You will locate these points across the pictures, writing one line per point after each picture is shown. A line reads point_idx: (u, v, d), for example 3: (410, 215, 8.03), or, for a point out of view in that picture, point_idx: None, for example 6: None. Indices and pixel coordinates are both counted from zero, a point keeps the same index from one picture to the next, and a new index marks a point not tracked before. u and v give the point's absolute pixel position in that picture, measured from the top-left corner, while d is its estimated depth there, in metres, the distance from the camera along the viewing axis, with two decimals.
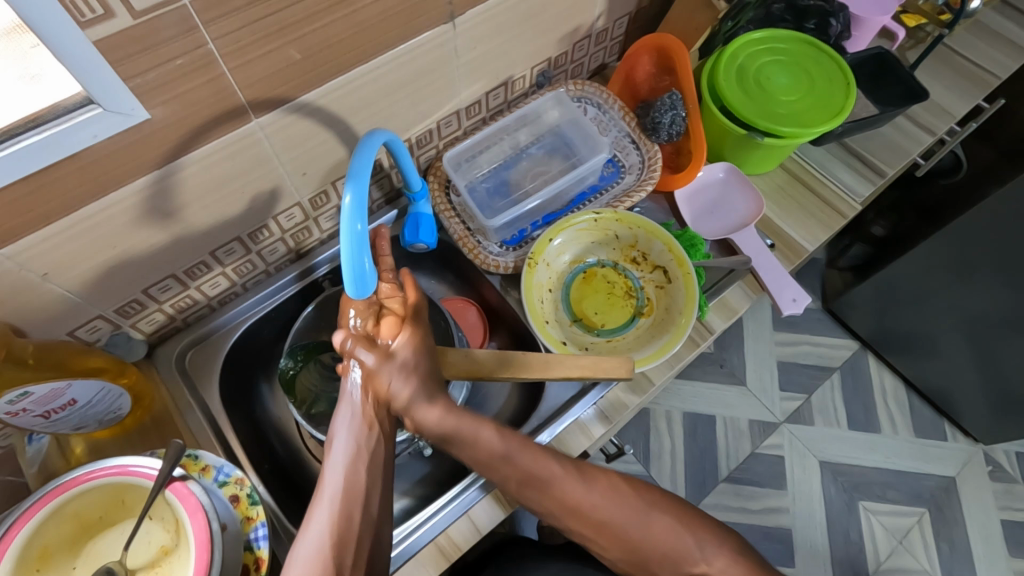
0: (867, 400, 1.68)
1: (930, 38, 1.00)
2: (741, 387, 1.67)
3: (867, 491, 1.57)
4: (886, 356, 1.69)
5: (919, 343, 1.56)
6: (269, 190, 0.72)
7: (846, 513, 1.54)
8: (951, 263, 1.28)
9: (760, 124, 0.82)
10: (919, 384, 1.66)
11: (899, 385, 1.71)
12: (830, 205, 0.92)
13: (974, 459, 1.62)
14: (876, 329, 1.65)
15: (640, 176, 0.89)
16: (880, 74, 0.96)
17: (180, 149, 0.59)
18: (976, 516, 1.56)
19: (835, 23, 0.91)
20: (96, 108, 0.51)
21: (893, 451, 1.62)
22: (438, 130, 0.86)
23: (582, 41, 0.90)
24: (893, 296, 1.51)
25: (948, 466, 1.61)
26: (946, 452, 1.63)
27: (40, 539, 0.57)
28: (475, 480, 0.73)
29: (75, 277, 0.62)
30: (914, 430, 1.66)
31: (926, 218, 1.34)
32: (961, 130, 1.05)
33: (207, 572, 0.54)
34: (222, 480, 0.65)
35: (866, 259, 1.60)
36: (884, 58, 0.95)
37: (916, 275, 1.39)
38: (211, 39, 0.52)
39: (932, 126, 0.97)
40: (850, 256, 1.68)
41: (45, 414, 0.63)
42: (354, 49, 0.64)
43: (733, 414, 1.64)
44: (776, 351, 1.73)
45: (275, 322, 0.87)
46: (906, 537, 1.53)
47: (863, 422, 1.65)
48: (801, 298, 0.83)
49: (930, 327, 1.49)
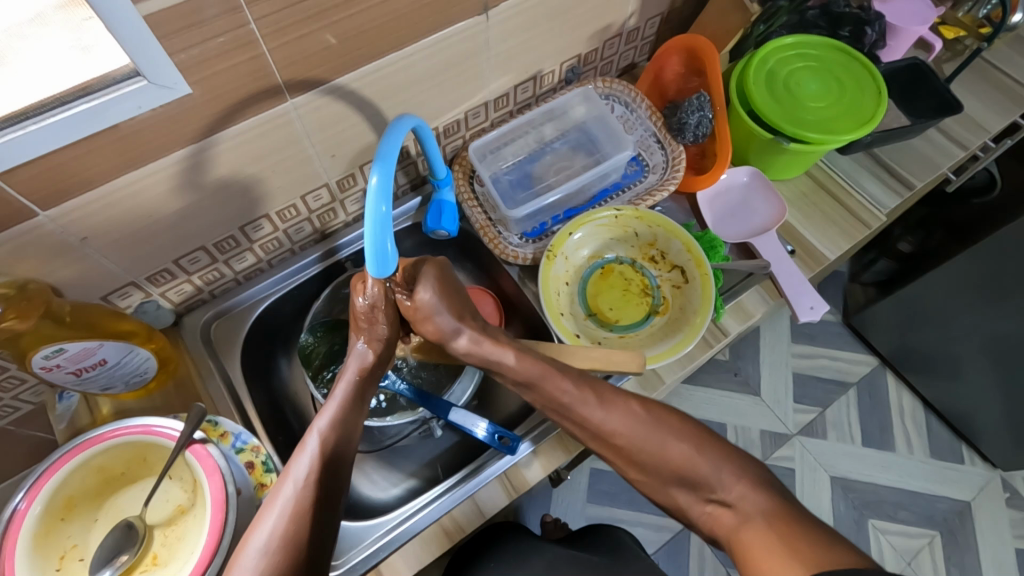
0: (883, 417, 1.66)
1: (968, 52, 0.98)
2: (754, 397, 1.66)
3: (877, 509, 1.55)
4: (905, 374, 1.66)
5: (941, 363, 1.53)
6: (299, 169, 0.74)
7: (854, 530, 1.52)
8: (979, 282, 1.26)
9: (787, 129, 0.81)
10: (938, 405, 1.63)
11: (918, 404, 1.68)
12: (855, 215, 0.91)
13: (991, 485, 1.59)
14: (897, 346, 1.62)
15: (663, 175, 0.90)
16: (914, 85, 0.94)
17: (217, 125, 0.61)
18: (990, 542, 1.53)
19: (871, 32, 0.91)
20: (141, 81, 0.53)
21: (907, 471, 1.60)
22: (466, 121, 0.87)
23: (613, 39, 0.91)
24: (916, 313, 1.49)
25: (964, 490, 1.58)
26: (962, 476, 1.60)
27: (66, 489, 0.60)
28: (482, 464, 0.74)
29: (112, 243, 0.65)
30: (930, 451, 1.63)
31: (954, 235, 1.32)
32: (995, 146, 1.03)
33: (221, 531, 0.57)
34: (239, 447, 0.67)
35: (890, 275, 1.57)
36: (920, 69, 0.94)
37: (940, 293, 1.37)
38: (253, 20, 0.54)
39: (965, 140, 0.95)
40: (873, 271, 1.65)
41: (76, 372, 0.65)
42: (389, 36, 0.65)
43: (745, 422, 1.63)
44: (793, 362, 1.71)
45: (297, 299, 0.89)
46: (915, 559, 1.51)
47: (877, 440, 1.63)
48: (818, 307, 0.82)
49: (953, 347, 1.46)
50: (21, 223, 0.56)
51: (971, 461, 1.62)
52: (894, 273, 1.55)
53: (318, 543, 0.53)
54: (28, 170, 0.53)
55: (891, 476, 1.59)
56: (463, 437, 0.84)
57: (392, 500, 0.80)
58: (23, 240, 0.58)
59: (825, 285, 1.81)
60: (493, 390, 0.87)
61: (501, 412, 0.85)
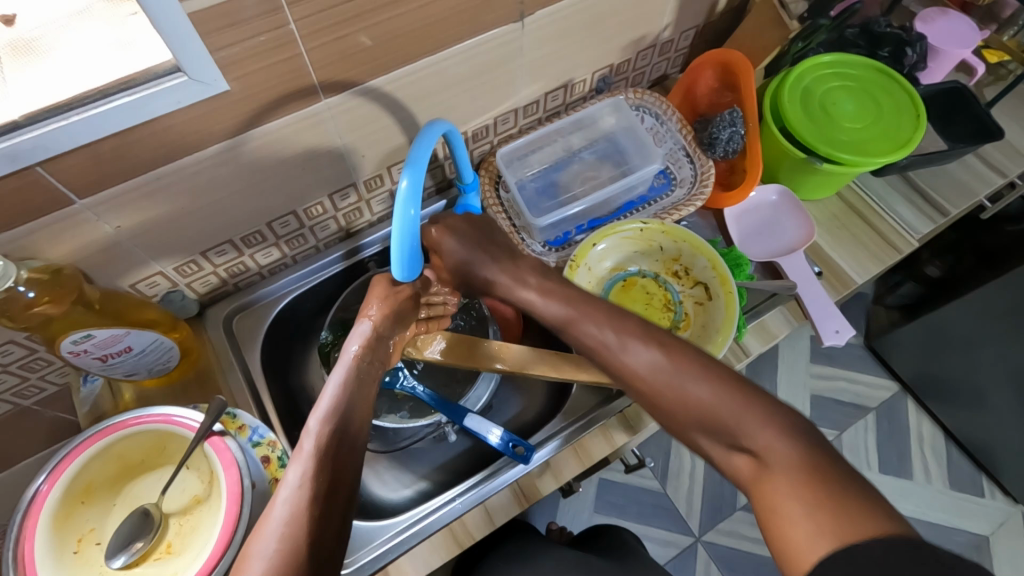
0: (902, 444, 1.62)
1: (1011, 77, 0.96)
2: None
3: None
4: (927, 401, 1.62)
5: (965, 393, 1.49)
6: (328, 168, 0.75)
7: None
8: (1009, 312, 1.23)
9: (820, 148, 0.80)
10: (960, 435, 1.59)
11: (938, 433, 1.64)
12: (886, 239, 0.89)
13: (1011, 520, 1.55)
14: (920, 373, 1.59)
15: (691, 189, 0.89)
16: (954, 109, 0.92)
17: (251, 121, 0.62)
18: None
19: (912, 53, 0.88)
20: (182, 76, 0.53)
21: (924, 501, 1.56)
22: (495, 127, 0.87)
23: (646, 50, 0.90)
24: (941, 340, 1.45)
25: (982, 524, 1.54)
26: (981, 509, 1.56)
27: (85, 474, 0.61)
28: (497, 470, 0.74)
29: (143, 233, 0.66)
30: (949, 481, 1.59)
31: (985, 263, 1.29)
32: None
33: (235, 524, 0.57)
34: (256, 441, 0.67)
35: (917, 299, 1.53)
36: (960, 92, 0.91)
37: (969, 320, 1.33)
38: (292, 20, 0.55)
39: (1004, 167, 0.93)
40: (898, 295, 1.62)
41: (102, 357, 0.67)
42: (424, 40, 0.66)
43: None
44: (811, 383, 1.68)
45: (318, 295, 0.90)
46: None
47: (894, 467, 1.59)
48: (845, 331, 0.81)
49: (979, 377, 1.42)
50: (58, 210, 0.57)
51: (993, 494, 1.57)
52: (922, 297, 1.52)
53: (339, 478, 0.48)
54: (68, 159, 0.54)
55: (907, 505, 1.55)
56: (476, 443, 0.84)
57: (402, 502, 0.80)
58: (59, 226, 0.59)
59: (847, 306, 1.78)
60: (509, 397, 0.86)
61: (516, 419, 0.85)
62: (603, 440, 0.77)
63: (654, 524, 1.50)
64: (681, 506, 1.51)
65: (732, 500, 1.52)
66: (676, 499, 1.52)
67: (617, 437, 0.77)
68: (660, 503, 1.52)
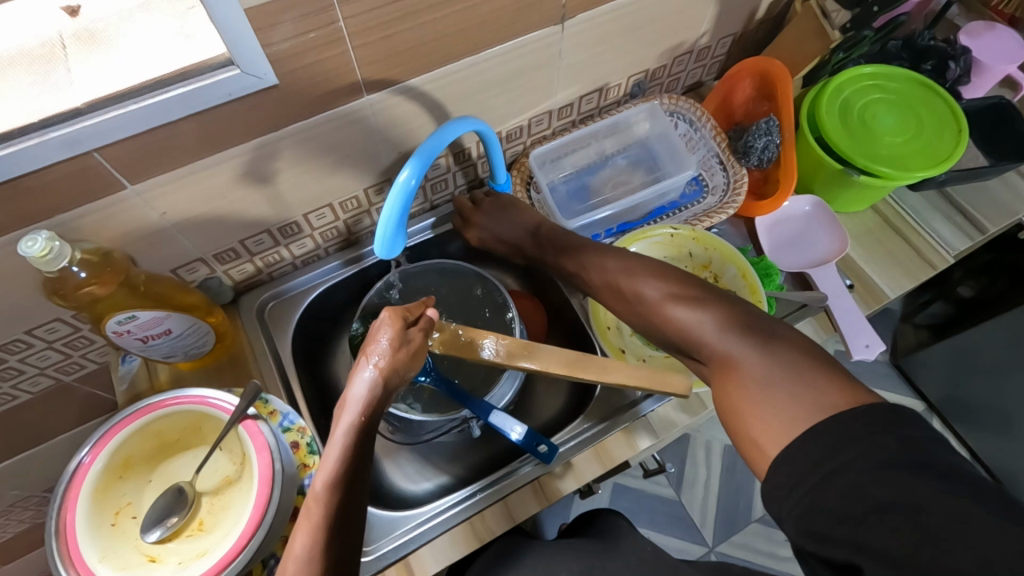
0: None
1: None
2: None
3: None
4: (953, 424, 1.59)
5: (994, 417, 1.45)
6: (365, 163, 0.76)
7: None
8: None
9: (858, 160, 0.79)
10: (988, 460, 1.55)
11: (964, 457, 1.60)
12: (921, 255, 0.88)
13: None
14: (949, 396, 1.55)
15: (723, 197, 0.88)
16: (998, 126, 0.90)
17: (295, 114, 0.64)
18: None
19: (955, 67, 0.88)
20: (234, 69, 0.55)
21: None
22: (529, 128, 0.88)
23: (683, 57, 0.90)
24: (974, 362, 1.42)
25: None
26: None
27: (125, 449, 0.63)
28: (518, 467, 0.75)
29: (187, 220, 0.68)
30: None
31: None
32: None
33: (265, 506, 0.59)
34: (286, 426, 0.69)
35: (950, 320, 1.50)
36: (1004, 109, 0.90)
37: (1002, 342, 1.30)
38: (342, 18, 0.56)
39: None
40: (929, 314, 1.58)
41: (144, 339, 0.69)
42: (466, 41, 0.67)
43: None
44: None
45: (348, 288, 0.91)
46: None
47: None
48: (875, 345, 0.79)
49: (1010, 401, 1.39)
50: (111, 194, 0.60)
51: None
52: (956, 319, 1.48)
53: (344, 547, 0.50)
54: (123, 146, 0.56)
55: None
56: (497, 440, 0.85)
57: (422, 494, 0.82)
58: (111, 211, 0.61)
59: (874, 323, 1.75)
60: (532, 397, 0.87)
61: (538, 418, 0.86)
62: (625, 441, 0.77)
63: (667, 533, 1.49)
64: (696, 516, 1.50)
65: (748, 512, 1.50)
66: (691, 510, 1.51)
67: (640, 441, 0.76)
68: (674, 512, 1.51)
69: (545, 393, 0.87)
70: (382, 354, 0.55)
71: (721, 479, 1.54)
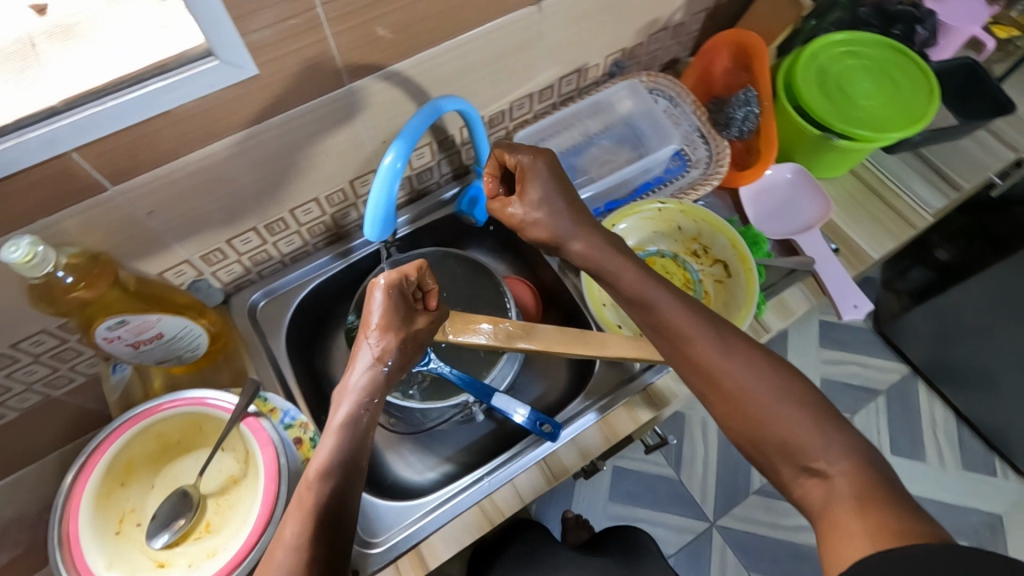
0: (915, 427, 1.63)
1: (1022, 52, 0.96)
2: None
3: None
4: (938, 385, 1.63)
5: (977, 376, 1.50)
6: (351, 154, 0.75)
7: None
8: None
9: (836, 125, 0.81)
10: (972, 416, 1.60)
11: (950, 416, 1.64)
12: (901, 215, 0.90)
13: None
14: (933, 358, 1.59)
15: (707, 170, 0.89)
16: (967, 86, 0.93)
17: (277, 105, 0.63)
18: None
19: (922, 30, 0.90)
20: (214, 60, 0.54)
21: (936, 482, 1.57)
22: (511, 111, 0.88)
23: (658, 33, 0.91)
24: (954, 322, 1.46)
25: (996, 504, 1.54)
26: (996, 490, 1.56)
27: (125, 454, 0.62)
28: (524, 448, 0.75)
29: (172, 220, 0.67)
30: (962, 463, 1.59)
31: (1000, 245, 1.29)
32: None
33: (273, 501, 0.58)
34: (288, 423, 0.68)
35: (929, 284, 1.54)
36: (972, 69, 0.92)
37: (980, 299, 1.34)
38: (320, 4, 0.56)
39: (1016, 142, 0.94)
40: (909, 279, 1.62)
41: (135, 344, 0.68)
42: (445, 24, 0.67)
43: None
44: (822, 368, 1.68)
45: (340, 284, 0.90)
46: None
47: (908, 449, 1.60)
48: (863, 305, 0.81)
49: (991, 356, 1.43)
50: (92, 196, 0.58)
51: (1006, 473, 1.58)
52: (935, 281, 1.52)
53: (333, 542, 0.50)
54: (104, 144, 0.55)
55: (920, 487, 1.56)
56: (501, 425, 0.85)
57: (428, 484, 0.81)
58: (93, 213, 0.60)
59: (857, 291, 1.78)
60: (532, 380, 0.88)
61: (540, 400, 0.86)
62: (627, 415, 0.77)
63: (669, 512, 1.51)
64: (696, 493, 1.52)
65: (747, 485, 1.52)
66: (691, 487, 1.53)
67: (642, 414, 0.77)
68: (674, 490, 1.53)
69: (544, 374, 0.88)
70: (382, 334, 0.57)
71: (719, 455, 1.56)
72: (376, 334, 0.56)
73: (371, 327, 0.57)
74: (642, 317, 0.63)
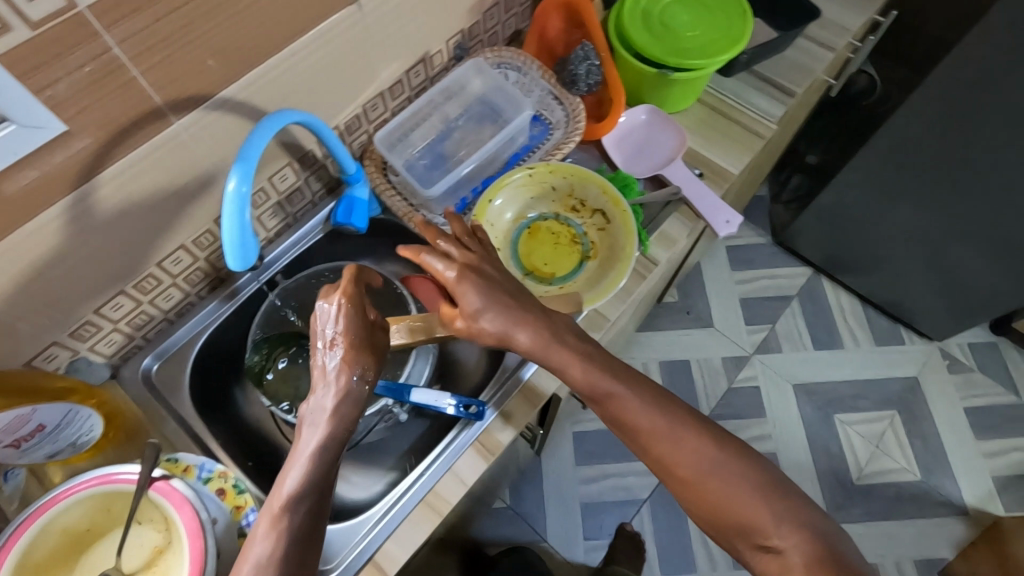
0: (828, 320, 1.76)
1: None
2: (710, 329, 1.73)
3: (840, 404, 1.66)
4: (838, 276, 1.77)
5: (866, 259, 1.64)
6: (205, 192, 0.73)
7: (824, 427, 1.63)
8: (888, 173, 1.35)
9: (668, 60, 0.86)
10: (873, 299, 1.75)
11: (855, 302, 1.79)
12: (750, 130, 0.97)
13: (933, 357, 1.72)
14: (827, 254, 1.72)
15: (567, 129, 0.92)
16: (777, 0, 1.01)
17: (103, 158, 0.60)
18: (943, 410, 1.65)
19: None
20: (10, 125, 0.51)
21: (858, 364, 1.71)
22: (366, 114, 0.88)
23: (491, 9, 0.93)
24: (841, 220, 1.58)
25: (909, 368, 1.70)
26: (906, 356, 1.72)
27: (30, 558, 0.58)
28: (456, 434, 0.76)
29: (20, 305, 0.62)
30: (874, 340, 1.74)
31: (854, 138, 1.40)
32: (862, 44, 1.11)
33: (202, 559, 0.57)
34: (206, 476, 0.66)
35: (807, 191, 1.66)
36: None
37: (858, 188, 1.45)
38: (115, 44, 0.53)
39: (830, 42, 1.03)
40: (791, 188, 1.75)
41: (15, 443, 0.62)
42: (264, 39, 0.66)
43: (706, 355, 1.70)
44: (738, 289, 1.79)
45: (238, 326, 0.87)
46: (881, 441, 1.62)
47: (826, 341, 1.73)
48: (733, 219, 0.88)
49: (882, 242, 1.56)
50: None
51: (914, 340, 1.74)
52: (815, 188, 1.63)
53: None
54: None
55: (846, 374, 1.69)
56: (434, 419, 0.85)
57: (376, 497, 0.80)
58: None
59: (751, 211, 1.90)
60: (453, 368, 0.88)
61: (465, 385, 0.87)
62: (547, 377, 0.80)
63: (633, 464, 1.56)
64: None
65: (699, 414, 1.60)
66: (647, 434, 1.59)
67: None
68: None
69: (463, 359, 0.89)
70: (347, 354, 0.58)
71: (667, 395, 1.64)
72: (339, 354, 0.58)
73: (333, 347, 0.58)
74: (602, 411, 0.67)
